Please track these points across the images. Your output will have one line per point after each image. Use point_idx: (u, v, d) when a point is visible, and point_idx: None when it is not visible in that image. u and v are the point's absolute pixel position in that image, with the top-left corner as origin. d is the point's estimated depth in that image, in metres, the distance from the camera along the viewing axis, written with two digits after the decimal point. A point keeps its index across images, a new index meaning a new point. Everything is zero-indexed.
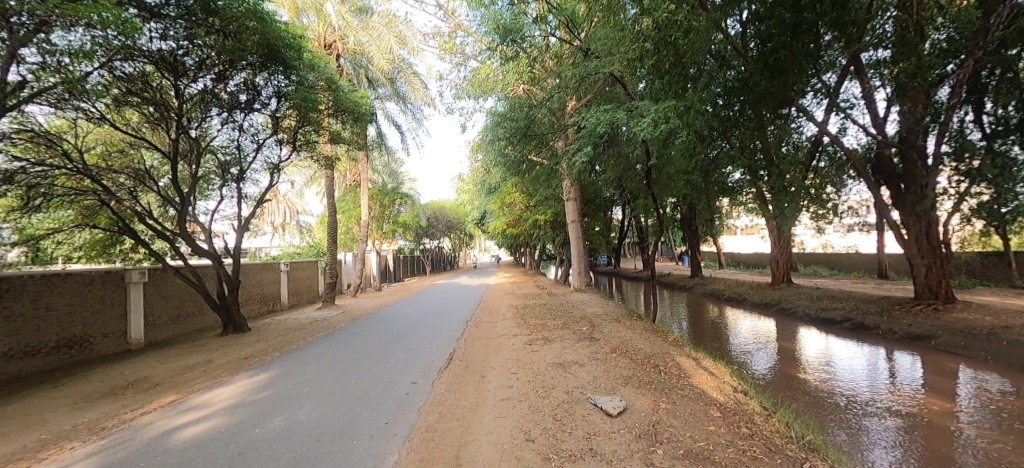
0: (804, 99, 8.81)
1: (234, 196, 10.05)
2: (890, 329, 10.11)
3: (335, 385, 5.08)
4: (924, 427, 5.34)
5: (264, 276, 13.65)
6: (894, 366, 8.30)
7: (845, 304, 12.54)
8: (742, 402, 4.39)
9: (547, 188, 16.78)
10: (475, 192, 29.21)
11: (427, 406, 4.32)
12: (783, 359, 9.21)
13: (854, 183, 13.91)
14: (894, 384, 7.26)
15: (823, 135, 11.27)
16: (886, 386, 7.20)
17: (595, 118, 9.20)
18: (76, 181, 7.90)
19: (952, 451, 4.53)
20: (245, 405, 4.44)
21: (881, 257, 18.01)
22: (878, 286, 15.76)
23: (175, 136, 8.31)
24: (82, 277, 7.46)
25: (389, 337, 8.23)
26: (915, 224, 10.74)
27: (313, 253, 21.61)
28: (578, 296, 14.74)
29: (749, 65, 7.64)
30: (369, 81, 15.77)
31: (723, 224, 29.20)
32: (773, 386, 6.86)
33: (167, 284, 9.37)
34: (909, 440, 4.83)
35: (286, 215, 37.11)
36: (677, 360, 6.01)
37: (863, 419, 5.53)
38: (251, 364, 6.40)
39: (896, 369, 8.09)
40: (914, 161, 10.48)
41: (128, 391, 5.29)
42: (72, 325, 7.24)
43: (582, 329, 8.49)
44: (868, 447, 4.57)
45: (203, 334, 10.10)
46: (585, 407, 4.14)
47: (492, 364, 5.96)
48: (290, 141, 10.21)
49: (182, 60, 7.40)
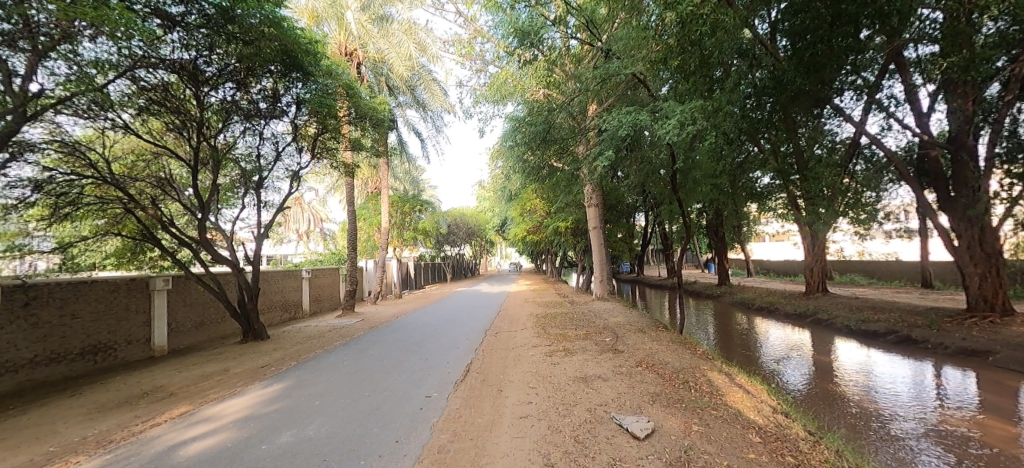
0: (841, 98, 8.31)
1: (256, 203, 10.15)
2: (941, 344, 9.34)
3: (349, 398, 4.91)
4: (988, 454, 4.77)
5: (286, 283, 13.78)
6: (944, 382, 7.65)
7: (889, 316, 11.71)
8: (784, 426, 3.98)
9: (568, 194, 16.47)
10: (496, 199, 29.16)
11: (440, 423, 4.10)
12: (821, 373, 8.61)
13: (895, 187, 13.12)
14: (944, 403, 6.67)
15: (861, 136, 10.65)
16: (935, 404, 6.59)
17: (617, 120, 8.81)
18: (104, 189, 8.11)
19: None
20: (255, 419, 4.31)
21: (926, 265, 16.95)
22: (923, 295, 14.79)
23: (197, 145, 8.43)
24: (107, 285, 7.59)
25: (406, 346, 8.09)
26: (967, 230, 9.97)
27: (335, 260, 21.88)
28: (599, 305, 14.31)
29: (781, 62, 7.23)
30: (390, 89, 15.97)
31: (751, 231, 28.24)
32: (813, 405, 6.35)
33: (190, 291, 9.50)
34: None
35: (311, 222, 37.74)
36: (708, 376, 5.61)
37: (914, 445, 5.00)
38: (265, 373, 6.32)
39: (945, 386, 7.44)
40: (965, 161, 9.76)
41: (143, 401, 5.26)
42: (97, 332, 7.34)
43: (606, 340, 8.12)
44: None
45: (224, 341, 10.21)
46: (610, 428, 3.82)
47: (511, 377, 5.70)
48: (310, 148, 10.27)
49: (201, 69, 7.46)
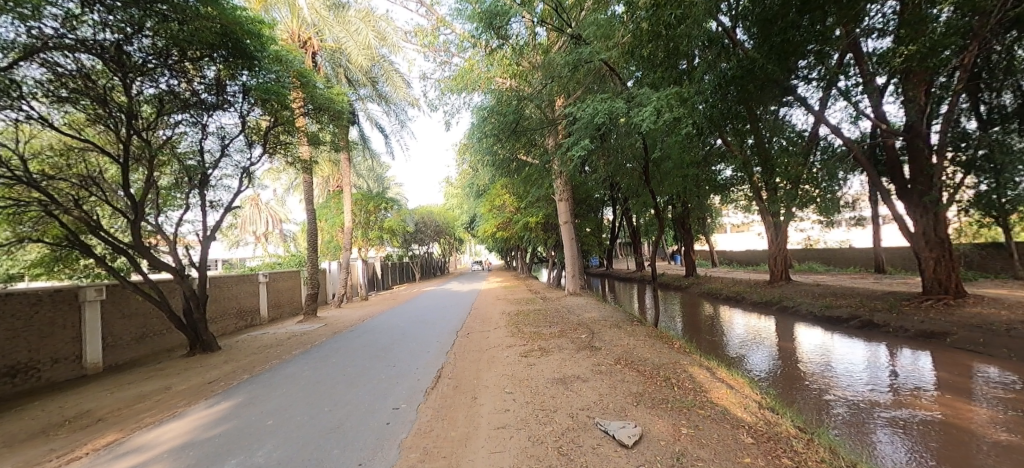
0: (805, 86, 8.43)
1: (202, 204, 9.28)
2: (902, 327, 9.66)
3: (306, 415, 4.41)
4: (945, 429, 4.91)
5: (240, 289, 12.82)
6: (896, 363, 7.89)
7: (850, 301, 12.12)
8: (773, 423, 3.81)
9: (538, 188, 16.19)
10: (465, 196, 28.64)
11: (410, 440, 3.69)
12: (789, 358, 8.75)
13: (851, 178, 13.67)
14: (899, 381, 6.90)
15: (822, 125, 10.92)
16: (892, 384, 6.75)
17: (592, 107, 8.03)
18: (18, 191, 7.08)
19: (988, 458, 4.07)
20: (195, 445, 3.73)
21: (879, 252, 17.81)
22: (878, 280, 15.50)
23: (128, 139, 7.49)
24: (27, 297, 6.66)
25: (372, 353, 7.61)
26: (922, 217, 10.39)
27: (296, 262, 20.80)
28: (572, 300, 14.14)
29: (750, 50, 7.26)
30: (350, 81, 15.25)
31: (715, 222, 29.06)
32: (787, 392, 6.35)
33: (128, 302, 8.57)
34: (935, 446, 4.38)
35: (269, 224, 35.85)
36: (689, 372, 5.44)
37: (879, 424, 5.07)
38: (214, 390, 5.65)
39: (897, 367, 7.65)
40: (919, 150, 10.14)
41: (64, 429, 4.51)
42: (15, 351, 6.42)
43: (582, 337, 7.88)
44: (895, 457, 4.07)
45: (169, 354, 9.32)
46: (595, 437, 3.53)
47: (485, 383, 5.33)
48: (261, 143, 9.48)
49: (128, 53, 6.61)
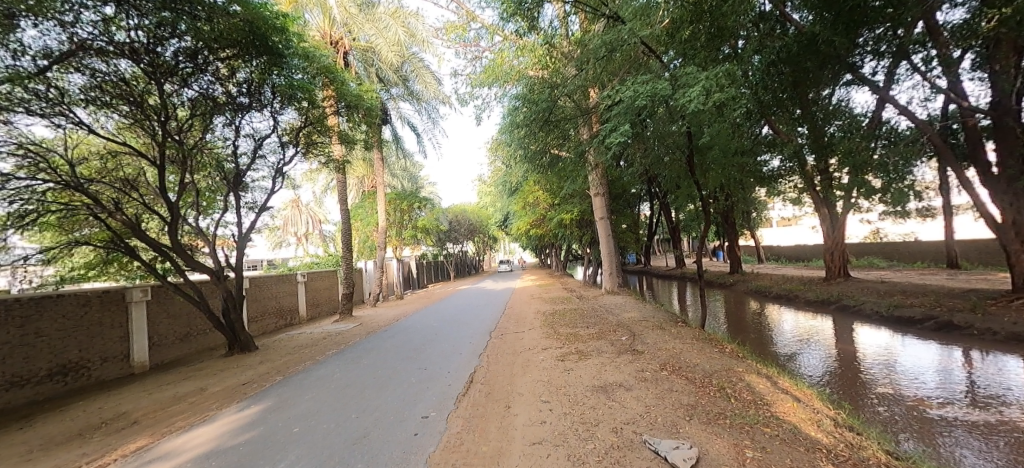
0: (872, 62, 7.59)
1: (238, 206, 9.42)
2: (989, 329, 8.53)
3: (333, 423, 4.23)
4: None
5: (279, 288, 13.09)
6: (980, 368, 6.95)
7: (922, 300, 10.93)
8: (857, 446, 3.26)
9: (571, 182, 15.67)
10: (498, 194, 28.47)
11: (438, 454, 3.40)
12: (851, 360, 7.90)
13: (921, 165, 12.36)
14: (988, 387, 6.02)
15: (887, 105, 9.86)
16: (980, 391, 5.89)
17: (632, 91, 7.41)
18: (69, 196, 7.39)
19: None
20: (221, 453, 3.60)
21: (952, 245, 16.14)
22: (953, 277, 14.02)
23: (164, 142, 7.66)
24: (76, 298, 6.90)
25: (403, 355, 7.44)
26: (1012, 205, 9.14)
27: (333, 262, 21.27)
28: (610, 299, 13.57)
29: (814, 19, 6.54)
30: (382, 82, 15.38)
31: (761, 215, 27.49)
32: (856, 400, 5.66)
33: (172, 302, 8.84)
34: None
35: (310, 225, 37.00)
36: (746, 380, 4.89)
37: (971, 436, 4.36)
38: (246, 393, 5.59)
39: (980, 372, 6.73)
40: (1010, 129, 8.91)
41: (100, 432, 4.52)
42: (67, 350, 6.65)
43: (622, 339, 7.43)
44: None
45: (211, 354, 9.57)
46: (644, 458, 3.11)
47: (520, 390, 4.99)
48: (294, 143, 9.52)
49: (162, 56, 6.74)
